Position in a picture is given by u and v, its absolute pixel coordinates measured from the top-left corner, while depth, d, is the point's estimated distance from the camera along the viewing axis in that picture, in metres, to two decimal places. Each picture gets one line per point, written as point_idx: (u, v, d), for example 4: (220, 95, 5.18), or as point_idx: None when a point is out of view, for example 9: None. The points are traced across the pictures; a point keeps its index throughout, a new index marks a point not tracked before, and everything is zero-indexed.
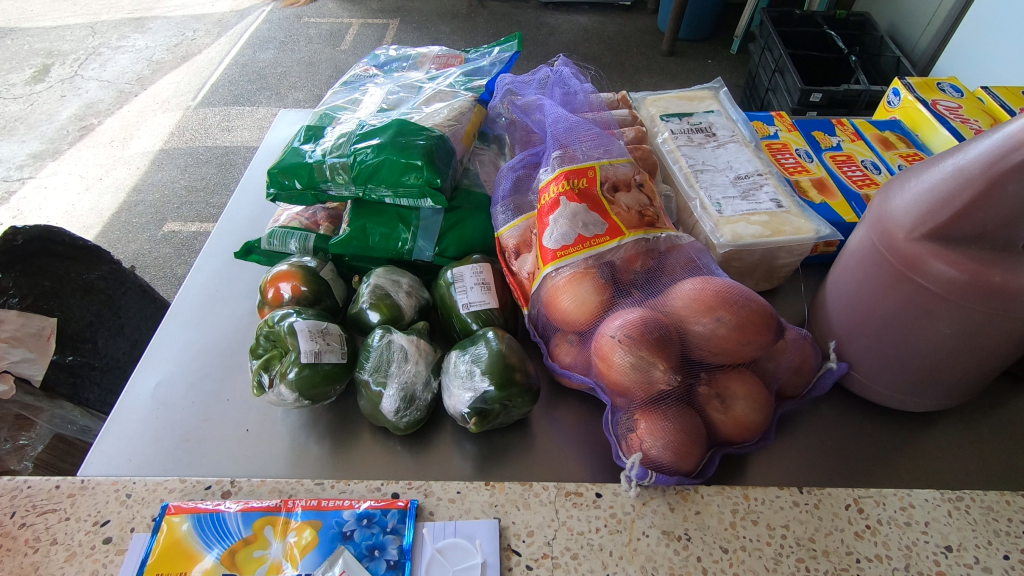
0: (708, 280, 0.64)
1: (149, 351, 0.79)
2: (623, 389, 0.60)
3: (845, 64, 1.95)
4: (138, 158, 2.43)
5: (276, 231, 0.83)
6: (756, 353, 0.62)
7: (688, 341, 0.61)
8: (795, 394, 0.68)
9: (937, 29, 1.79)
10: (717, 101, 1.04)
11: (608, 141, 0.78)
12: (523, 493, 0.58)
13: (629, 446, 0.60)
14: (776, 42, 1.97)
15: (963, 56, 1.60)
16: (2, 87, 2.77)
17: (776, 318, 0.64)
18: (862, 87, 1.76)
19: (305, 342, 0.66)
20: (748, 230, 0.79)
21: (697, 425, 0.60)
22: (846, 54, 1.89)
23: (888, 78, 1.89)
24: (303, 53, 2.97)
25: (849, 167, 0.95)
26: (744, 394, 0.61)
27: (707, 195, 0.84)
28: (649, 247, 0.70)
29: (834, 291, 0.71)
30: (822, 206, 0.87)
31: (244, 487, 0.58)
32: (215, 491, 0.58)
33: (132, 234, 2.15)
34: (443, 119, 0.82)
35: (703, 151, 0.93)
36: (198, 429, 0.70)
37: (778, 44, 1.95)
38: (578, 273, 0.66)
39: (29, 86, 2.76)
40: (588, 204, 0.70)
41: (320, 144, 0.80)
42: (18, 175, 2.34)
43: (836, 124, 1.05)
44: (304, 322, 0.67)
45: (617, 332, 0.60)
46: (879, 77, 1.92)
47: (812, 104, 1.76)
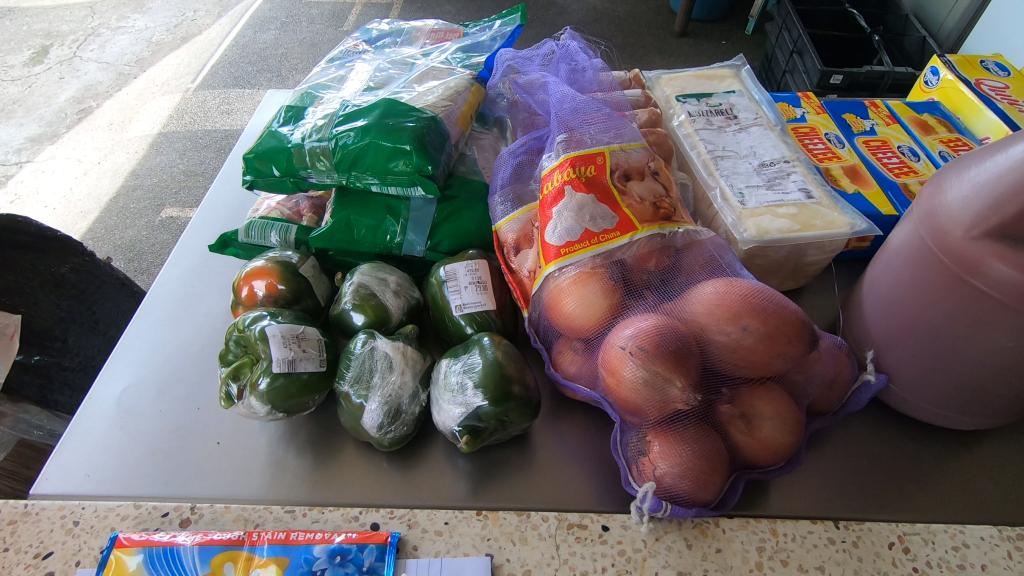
0: (732, 282, 0.57)
1: (116, 353, 0.72)
2: (634, 407, 0.53)
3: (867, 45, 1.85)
4: (137, 143, 2.36)
5: (254, 223, 0.76)
6: (786, 366, 0.54)
7: (709, 353, 0.54)
8: (827, 410, 0.61)
9: (970, 6, 1.67)
10: (739, 80, 0.95)
11: (619, 123, 0.70)
12: (519, 525, 0.55)
13: (640, 472, 0.53)
14: (795, 21, 1.86)
15: (1000, 34, 1.50)
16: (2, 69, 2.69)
17: (810, 326, 0.56)
18: (886, 68, 1.65)
19: (278, 350, 0.59)
20: (775, 224, 0.71)
21: (717, 449, 0.52)
22: (872, 34, 1.78)
23: (914, 60, 1.78)
24: (304, 34, 2.88)
25: (885, 153, 0.87)
26: (772, 414, 0.53)
27: (728, 184, 0.76)
28: (664, 244, 0.62)
29: (873, 295, 0.63)
30: (855, 196, 0.78)
31: (205, 515, 0.57)
32: (172, 518, 0.57)
33: (129, 220, 2.08)
34: (436, 98, 0.74)
35: (724, 135, 0.84)
36: (165, 440, 0.64)
37: (797, 24, 1.84)
38: (584, 273, 0.59)
39: (29, 67, 2.69)
40: (596, 195, 0.62)
41: (300, 126, 0.72)
42: (16, 158, 2.28)
43: (869, 106, 0.96)
44: (278, 326, 0.60)
45: (628, 342, 0.53)
46: (903, 58, 1.81)
47: (833, 87, 1.66)
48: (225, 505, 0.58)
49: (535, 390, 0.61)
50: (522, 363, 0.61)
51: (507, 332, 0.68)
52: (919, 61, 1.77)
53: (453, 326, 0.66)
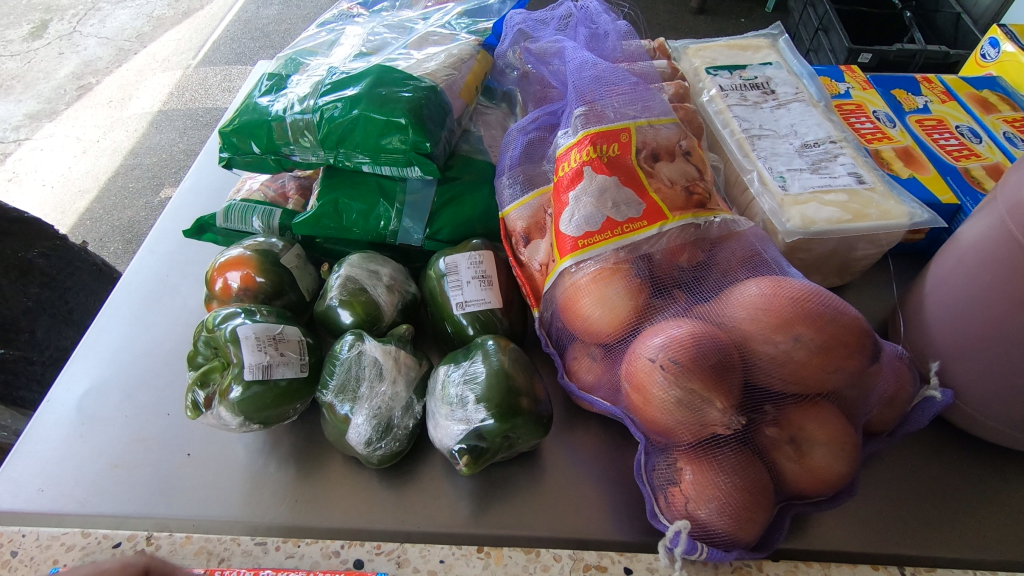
0: (780, 282, 0.48)
1: (81, 350, 0.65)
2: (664, 429, 0.45)
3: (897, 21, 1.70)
4: (136, 120, 2.27)
5: (234, 206, 0.68)
6: (843, 382, 0.46)
7: (752, 366, 0.46)
8: (882, 430, 0.53)
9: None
10: (777, 50, 0.85)
11: (647, 94, 0.61)
12: (527, 566, 0.48)
13: (670, 504, 0.45)
14: None
15: None
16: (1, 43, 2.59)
17: (872, 335, 0.47)
18: (917, 47, 1.49)
19: (252, 355, 0.51)
20: (822, 213, 0.62)
21: (761, 479, 0.44)
22: (906, 10, 1.66)
23: (948, 40, 1.64)
24: (309, 9, 2.77)
25: (941, 133, 0.77)
26: (827, 439, 0.45)
27: (767, 167, 0.67)
28: (698, 235, 0.54)
29: (938, 298, 0.54)
30: (910, 181, 0.69)
31: (164, 547, 0.50)
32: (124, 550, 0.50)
33: (128, 199, 2.01)
34: (437, 66, 0.65)
35: (760, 111, 0.75)
36: (129, 451, 0.57)
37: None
38: (605, 269, 0.51)
39: (28, 42, 2.58)
40: (620, 177, 0.54)
41: (282, 96, 0.64)
42: (14, 136, 2.20)
43: (921, 81, 0.86)
44: (252, 326, 0.52)
45: (658, 354, 0.45)
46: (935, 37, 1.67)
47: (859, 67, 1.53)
48: (187, 534, 0.51)
49: (545, 401, 0.53)
50: (532, 370, 0.54)
51: (515, 333, 0.60)
52: (954, 42, 1.63)
53: (455, 326, 0.59)
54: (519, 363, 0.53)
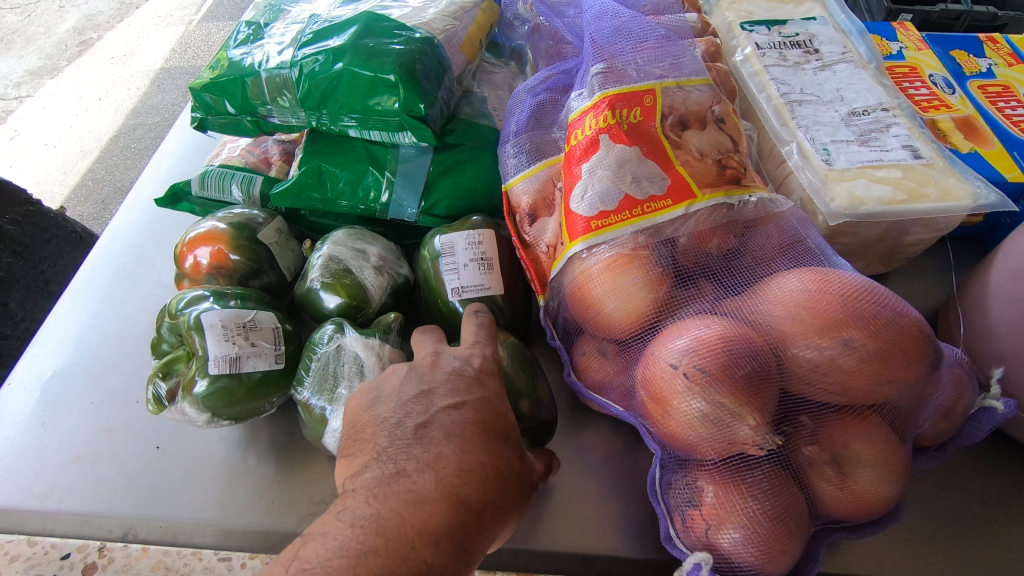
0: (827, 276, 0.41)
1: (47, 327, 0.60)
2: (685, 444, 0.39)
3: None
4: (138, 78, 2.18)
5: (210, 172, 0.62)
6: (899, 394, 0.39)
7: (790, 375, 0.39)
8: (933, 444, 0.46)
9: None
10: (822, 3, 0.75)
11: (676, 49, 0.52)
12: None
13: (688, 528, 0.39)
14: None
15: None
16: None
17: (934, 340, 0.40)
18: None
19: (218, 347, 0.46)
20: (872, 192, 0.54)
21: (795, 504, 0.38)
22: None
23: None
24: None
25: (1007, 101, 0.68)
26: (874, 460, 0.39)
27: (809, 138, 0.59)
28: (730, 216, 0.46)
29: (1008, 295, 0.47)
30: (972, 156, 0.61)
31: (117, 560, 0.46)
32: (74, 561, 0.46)
33: (129, 160, 1.95)
34: (434, 15, 0.57)
35: (801, 73, 0.66)
36: (94, 442, 0.52)
37: None
38: (621, 256, 0.44)
39: None
40: (642, 148, 0.46)
41: (258, 47, 0.56)
42: (15, 93, 2.12)
43: (985, 40, 0.76)
44: (219, 313, 0.47)
45: (681, 359, 0.38)
46: None
47: None
48: (143, 546, 0.47)
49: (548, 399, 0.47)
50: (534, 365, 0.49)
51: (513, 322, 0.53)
52: None
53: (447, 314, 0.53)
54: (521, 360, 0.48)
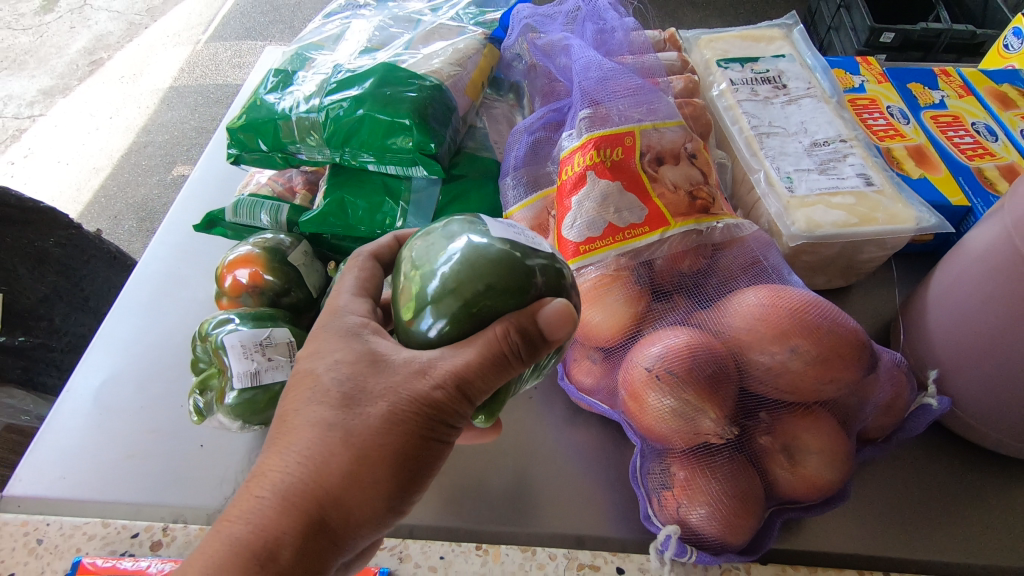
0: (779, 292, 0.49)
1: (97, 339, 0.67)
2: (658, 436, 0.46)
3: None
4: (148, 96, 2.26)
5: (243, 200, 0.69)
6: (839, 392, 0.47)
7: (749, 377, 0.46)
8: (878, 437, 0.53)
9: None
10: (791, 42, 0.83)
11: (654, 96, 0.60)
12: (523, 564, 0.50)
13: (663, 507, 0.46)
14: None
15: None
16: (11, 18, 2.56)
17: (871, 346, 0.48)
18: (948, 24, 1.38)
19: (238, 365, 0.53)
20: (828, 217, 0.61)
21: (753, 486, 0.46)
22: None
23: None
24: None
25: (956, 131, 0.75)
26: (820, 448, 0.46)
27: (775, 167, 0.67)
28: (699, 241, 0.54)
29: (942, 306, 0.54)
30: (921, 182, 0.68)
31: (179, 539, 0.52)
32: (142, 540, 0.52)
33: (140, 177, 2.03)
34: (442, 63, 0.65)
35: (770, 108, 0.74)
36: (143, 442, 0.59)
37: None
38: (606, 276, 0.52)
39: (39, 16, 2.55)
40: (624, 183, 0.54)
41: (289, 93, 0.64)
42: (29, 112, 2.20)
43: (939, 74, 0.84)
44: (238, 334, 0.54)
45: (654, 364, 0.45)
46: None
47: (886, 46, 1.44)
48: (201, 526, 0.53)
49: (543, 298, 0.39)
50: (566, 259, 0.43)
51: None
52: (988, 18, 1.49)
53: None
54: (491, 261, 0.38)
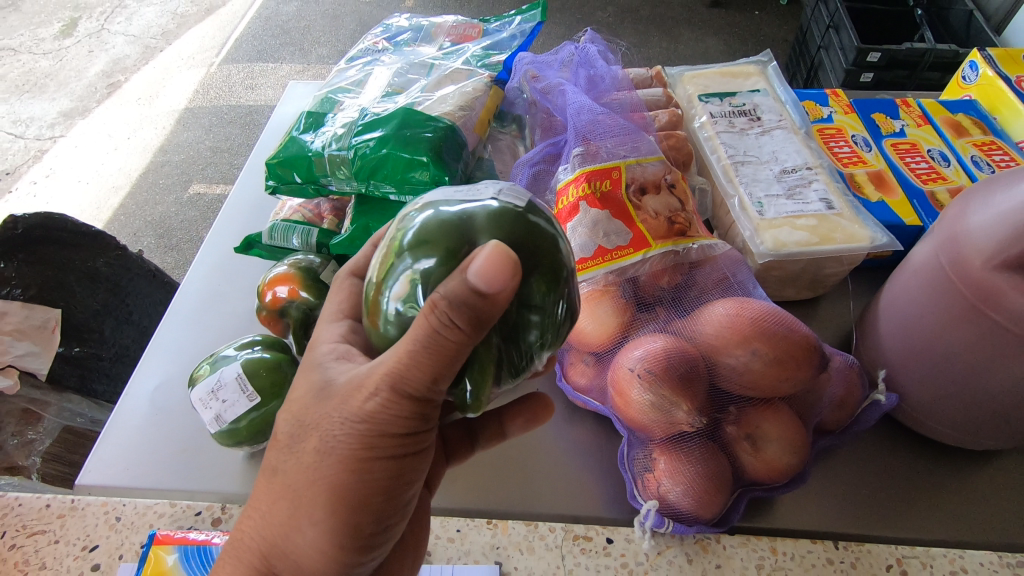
0: (744, 303, 0.57)
1: (151, 348, 0.75)
2: (641, 426, 0.55)
3: (911, 19, 1.67)
4: (165, 118, 2.37)
5: (278, 225, 0.78)
6: (795, 389, 0.55)
7: (718, 375, 0.55)
8: (835, 428, 0.61)
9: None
10: (765, 77, 0.92)
11: (638, 135, 0.70)
12: (526, 535, 0.56)
13: (646, 487, 0.55)
14: None
15: None
16: (33, 43, 2.70)
17: (822, 349, 0.56)
18: (928, 45, 1.47)
19: (206, 416, 0.59)
20: (793, 237, 0.70)
21: (722, 468, 0.54)
22: (920, 7, 1.62)
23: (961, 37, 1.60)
24: (327, 5, 2.81)
25: (913, 157, 0.84)
26: (778, 435, 0.54)
27: (748, 193, 0.75)
28: (677, 260, 0.62)
29: (890, 315, 0.63)
30: (879, 205, 0.77)
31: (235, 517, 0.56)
32: (205, 517, 0.56)
33: (158, 195, 2.12)
34: (453, 106, 0.74)
35: (746, 138, 0.83)
36: (194, 438, 0.67)
37: None
38: (596, 291, 0.60)
39: (59, 41, 2.69)
40: (611, 211, 0.63)
41: (321, 134, 0.74)
42: (51, 133, 2.32)
43: (900, 105, 0.93)
44: (196, 391, 0.60)
45: (637, 364, 0.54)
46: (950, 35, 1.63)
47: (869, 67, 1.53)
48: None
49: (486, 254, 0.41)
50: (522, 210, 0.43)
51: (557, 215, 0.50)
52: (960, 42, 1.56)
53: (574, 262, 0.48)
54: (437, 233, 0.41)
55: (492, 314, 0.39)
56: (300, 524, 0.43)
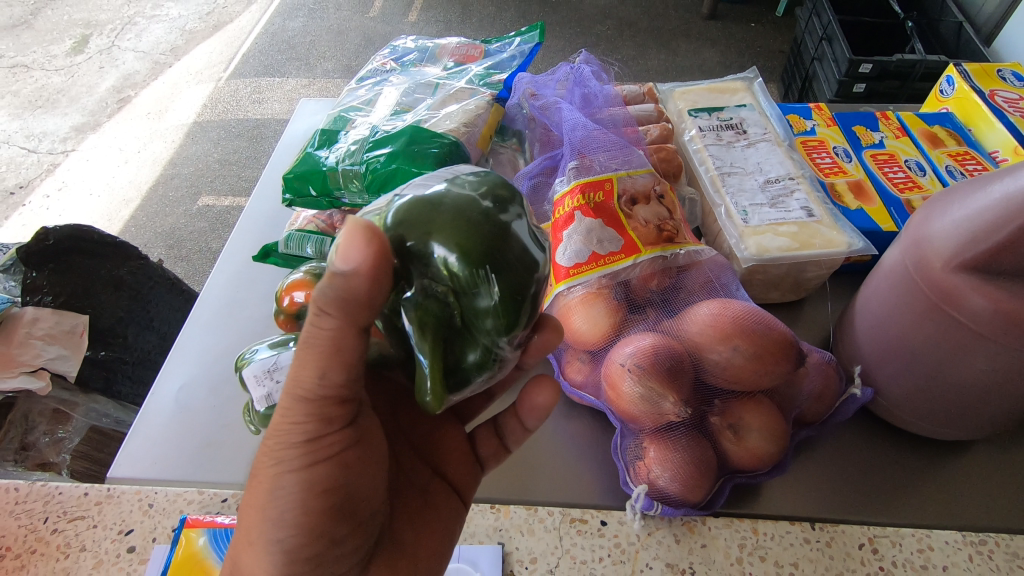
0: (726, 304, 0.62)
1: (174, 355, 0.78)
2: (632, 417, 0.59)
3: (901, 31, 1.72)
4: (174, 131, 2.44)
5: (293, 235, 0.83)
6: (774, 382, 0.60)
7: (702, 369, 0.60)
8: (814, 420, 0.66)
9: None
10: (751, 93, 0.98)
11: (630, 150, 0.75)
12: (527, 518, 0.61)
13: (637, 474, 0.59)
14: (826, 6, 1.75)
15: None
16: (45, 60, 2.78)
17: (798, 346, 0.61)
18: (919, 56, 1.51)
19: (258, 393, 0.61)
20: (775, 243, 0.75)
21: (707, 456, 0.58)
22: (909, 20, 1.67)
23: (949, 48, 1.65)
24: (332, 21, 2.89)
25: (891, 167, 0.89)
26: (759, 425, 0.58)
27: (734, 202, 0.80)
28: (666, 265, 0.67)
29: (864, 314, 0.67)
30: (857, 212, 0.82)
31: None
32: (231, 503, 0.61)
33: (168, 208, 2.18)
34: (457, 123, 0.79)
35: (732, 151, 0.88)
36: None
37: (828, 10, 1.73)
38: (590, 293, 0.65)
39: (71, 58, 2.77)
40: (604, 219, 0.68)
41: (335, 150, 0.79)
42: (63, 148, 2.39)
43: (880, 118, 0.98)
44: (253, 364, 0.62)
45: (627, 360, 0.59)
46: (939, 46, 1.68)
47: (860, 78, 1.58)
48: None
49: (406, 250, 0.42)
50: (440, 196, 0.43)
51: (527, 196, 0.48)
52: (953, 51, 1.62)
53: (530, 237, 0.45)
54: None
55: (373, 295, 0.39)
56: (256, 542, 0.44)
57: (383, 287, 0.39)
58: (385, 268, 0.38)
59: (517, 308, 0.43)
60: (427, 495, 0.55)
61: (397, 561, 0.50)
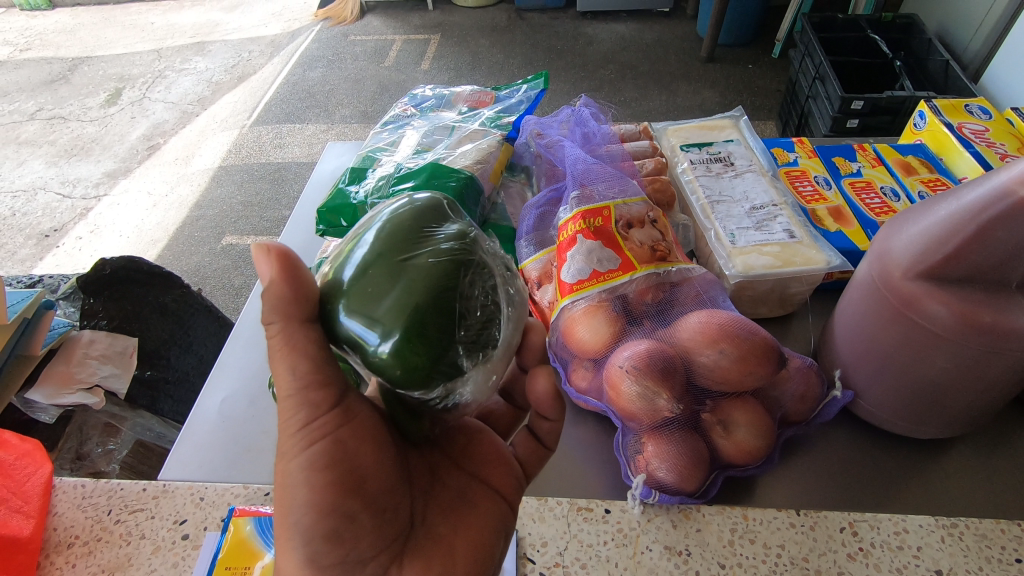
0: (713, 314, 0.69)
1: (217, 369, 0.86)
2: (631, 414, 0.66)
3: (890, 70, 1.83)
4: (200, 175, 2.59)
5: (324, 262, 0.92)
6: (758, 383, 0.66)
7: (693, 371, 0.67)
8: (799, 420, 0.72)
9: (991, 32, 1.66)
10: (738, 129, 1.07)
11: (625, 181, 0.85)
12: (538, 507, 0.67)
13: (638, 466, 0.66)
14: (816, 47, 1.87)
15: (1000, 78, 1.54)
16: (81, 112, 2.98)
17: (779, 350, 0.68)
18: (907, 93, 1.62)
19: None
20: (759, 261, 0.83)
21: (700, 449, 0.65)
22: (895, 60, 1.79)
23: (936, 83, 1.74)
24: (349, 71, 3.09)
25: (868, 194, 0.97)
26: (746, 421, 0.65)
27: (722, 226, 0.89)
28: (659, 281, 0.75)
29: (841, 323, 0.73)
30: (837, 234, 0.90)
31: None
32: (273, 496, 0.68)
33: (193, 247, 2.30)
34: (471, 160, 0.89)
35: (721, 181, 0.97)
36: None
37: (817, 52, 1.85)
38: (592, 306, 0.72)
39: (104, 109, 2.97)
40: (603, 241, 0.76)
41: (363, 186, 0.89)
42: (95, 193, 2.55)
43: (857, 150, 1.07)
44: None
45: (626, 363, 0.66)
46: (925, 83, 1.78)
47: (851, 113, 1.67)
48: None
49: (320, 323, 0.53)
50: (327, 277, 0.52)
51: (408, 237, 0.51)
52: (938, 87, 1.72)
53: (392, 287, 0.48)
54: None
55: (297, 288, 0.49)
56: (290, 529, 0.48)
57: (304, 279, 0.50)
58: (290, 266, 0.49)
59: (413, 348, 0.47)
60: (464, 496, 0.60)
61: (428, 552, 0.54)
